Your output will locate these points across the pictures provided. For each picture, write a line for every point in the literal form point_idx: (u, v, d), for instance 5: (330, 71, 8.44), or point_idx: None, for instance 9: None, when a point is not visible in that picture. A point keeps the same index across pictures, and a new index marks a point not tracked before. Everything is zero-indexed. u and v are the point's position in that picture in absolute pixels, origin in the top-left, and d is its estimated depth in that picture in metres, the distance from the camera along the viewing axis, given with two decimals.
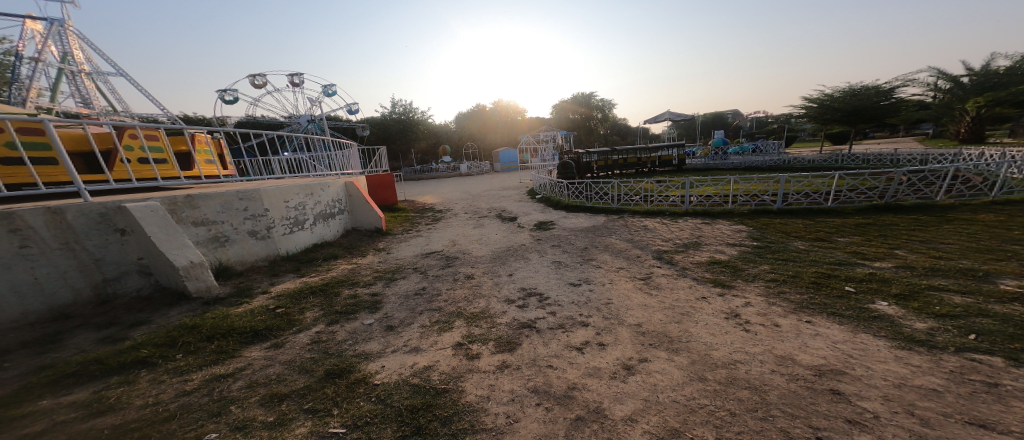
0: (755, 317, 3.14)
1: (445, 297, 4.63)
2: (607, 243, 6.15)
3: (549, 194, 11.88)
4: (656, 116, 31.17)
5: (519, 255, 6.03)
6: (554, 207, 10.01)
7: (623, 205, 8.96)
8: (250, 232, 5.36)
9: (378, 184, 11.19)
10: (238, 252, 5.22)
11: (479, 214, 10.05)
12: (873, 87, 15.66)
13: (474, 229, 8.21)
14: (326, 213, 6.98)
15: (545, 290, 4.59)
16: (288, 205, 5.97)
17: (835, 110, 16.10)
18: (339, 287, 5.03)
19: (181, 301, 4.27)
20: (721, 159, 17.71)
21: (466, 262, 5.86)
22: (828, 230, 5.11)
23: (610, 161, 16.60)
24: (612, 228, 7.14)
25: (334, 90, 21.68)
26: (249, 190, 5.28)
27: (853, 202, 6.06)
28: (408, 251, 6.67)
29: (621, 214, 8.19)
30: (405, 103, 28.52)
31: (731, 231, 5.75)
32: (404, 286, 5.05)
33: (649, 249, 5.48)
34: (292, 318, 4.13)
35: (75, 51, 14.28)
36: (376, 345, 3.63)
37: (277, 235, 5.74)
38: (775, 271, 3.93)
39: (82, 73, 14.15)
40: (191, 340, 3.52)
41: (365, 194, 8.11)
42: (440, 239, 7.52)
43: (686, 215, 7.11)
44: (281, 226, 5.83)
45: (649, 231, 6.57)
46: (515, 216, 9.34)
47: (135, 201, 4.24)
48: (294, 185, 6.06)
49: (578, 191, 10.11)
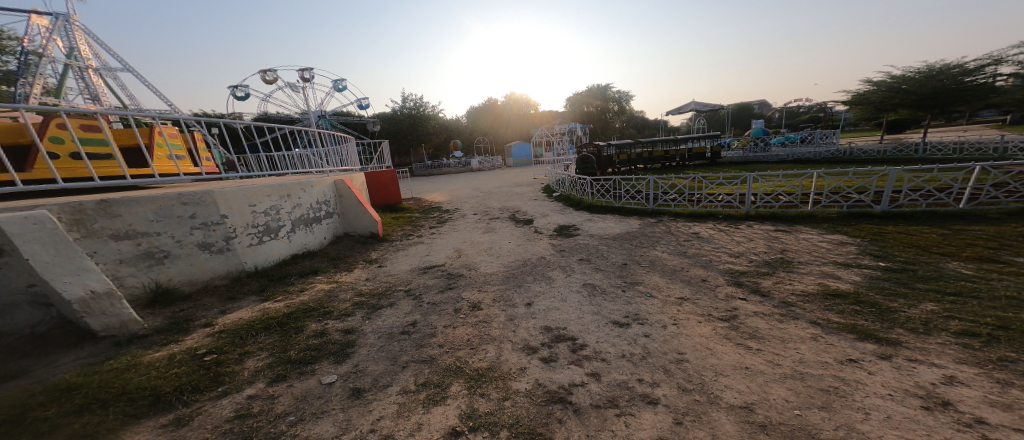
0: (989, 413, 1.75)
1: (441, 341, 3.37)
2: (654, 258, 4.74)
3: (568, 192, 10.46)
4: (680, 106, 28.78)
5: (539, 273, 4.70)
6: (576, 208, 8.63)
7: (661, 205, 7.41)
8: (201, 245, 4.13)
9: (380, 181, 10.00)
10: (185, 269, 4.04)
11: (490, 216, 8.75)
12: (951, 67, 13.48)
13: (483, 234, 6.94)
14: (308, 218, 5.72)
15: (578, 333, 3.29)
16: (256, 210, 4.67)
17: (907, 93, 13.97)
18: (305, 319, 3.83)
19: (82, 342, 3.15)
20: (761, 152, 15.83)
21: (472, 283, 4.58)
22: (988, 245, 3.59)
23: (634, 155, 15.07)
24: (654, 236, 5.73)
25: (343, 84, 21.00)
26: (198, 192, 4.03)
27: (1000, 204, 4.50)
28: (402, 265, 5.44)
29: (660, 217, 6.74)
30: (416, 98, 27.48)
31: (828, 243, 4.24)
32: (389, 320, 3.83)
33: (715, 269, 4.05)
34: (223, 372, 2.96)
35: (82, 47, 13.63)
36: (332, 426, 2.43)
37: (241, 247, 4.51)
38: (957, 316, 2.48)
39: (89, 69, 13.53)
40: (53, 414, 2.38)
41: (359, 195, 6.91)
42: (443, 248, 6.26)
43: (748, 220, 5.62)
44: (247, 236, 4.58)
45: (704, 240, 5.15)
46: (531, 218, 8.00)
47: (15, 211, 3.06)
48: (263, 186, 4.77)
49: (604, 189, 8.68)
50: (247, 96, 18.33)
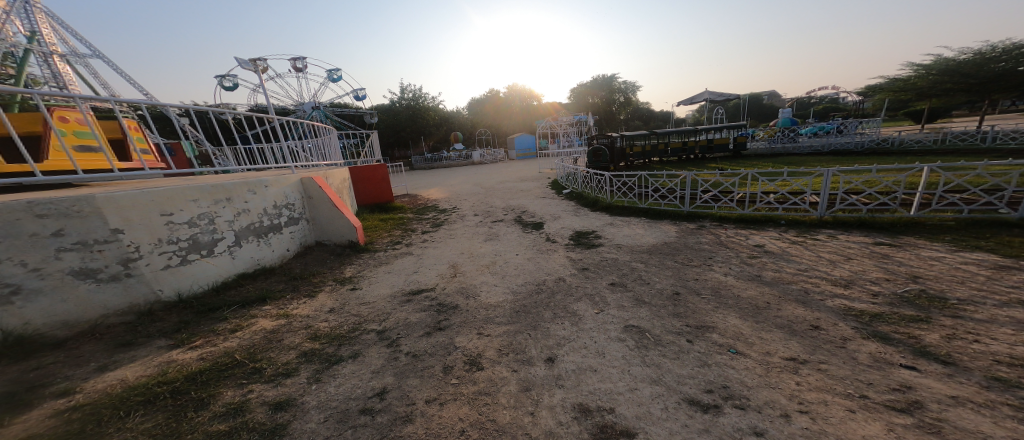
0: None
1: (423, 431, 2.15)
2: (716, 283, 3.45)
3: (581, 188, 9.17)
4: (693, 96, 27.23)
5: (559, 307, 3.45)
6: (592, 209, 7.37)
7: (699, 207, 6.10)
8: (77, 273, 2.86)
9: (366, 178, 8.73)
10: (53, 308, 2.79)
11: (493, 218, 7.46)
12: (1017, 47, 12.17)
13: (485, 243, 5.69)
14: (267, 227, 4.33)
15: (635, 423, 2.05)
16: (172, 221, 3.33)
17: (963, 77, 12.58)
18: (225, 381, 2.60)
19: None
20: (790, 143, 14.48)
21: (468, 321, 3.33)
22: None
23: (649, 147, 13.77)
24: (703, 249, 4.45)
25: (339, 74, 19.70)
26: (65, 198, 2.79)
27: None
28: (382, 287, 4.21)
29: (702, 223, 5.45)
30: (415, 89, 26.11)
31: (978, 267, 2.99)
32: (349, 384, 2.61)
33: (822, 304, 2.76)
34: None
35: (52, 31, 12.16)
36: None
37: (151, 270, 3.20)
38: None
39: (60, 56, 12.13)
40: None
41: (334, 196, 5.45)
42: (437, 261, 5.01)
43: (829, 230, 4.35)
44: (160, 255, 3.26)
45: (776, 256, 3.86)
46: (540, 222, 6.72)
47: None
48: (183, 187, 3.41)
49: (625, 187, 7.41)
50: (235, 87, 17.04)
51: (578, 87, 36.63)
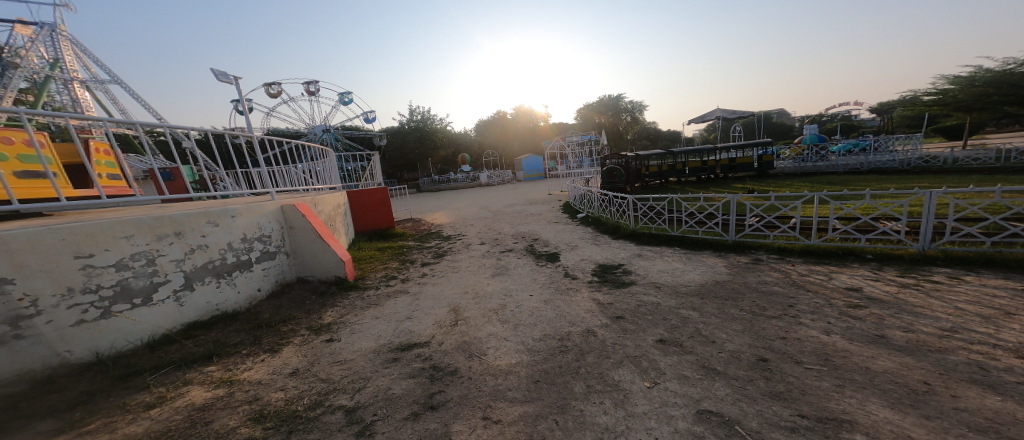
0: None
1: None
2: (819, 345, 2.45)
3: (597, 212, 8.30)
4: (705, 114, 26.60)
5: (596, 376, 2.48)
6: (613, 236, 6.49)
7: (745, 235, 5.16)
8: None
9: (365, 203, 8.03)
10: None
11: (500, 247, 6.59)
12: None
13: (490, 279, 4.77)
14: (230, 265, 3.63)
15: None
16: (91, 264, 2.69)
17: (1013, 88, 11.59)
18: None
19: None
20: (822, 161, 13.51)
21: (472, 396, 2.39)
22: None
23: (665, 165, 12.99)
24: (775, 291, 3.44)
25: (349, 96, 19.75)
26: None
27: None
28: (363, 339, 3.32)
29: (759, 255, 4.45)
30: (424, 111, 26.15)
31: None
32: None
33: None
34: None
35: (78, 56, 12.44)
36: None
37: (54, 329, 2.51)
38: None
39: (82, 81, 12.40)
40: None
41: (318, 224, 4.68)
42: (433, 302, 4.11)
43: (945, 268, 3.32)
44: (70, 309, 2.58)
45: (888, 303, 2.85)
46: (555, 252, 5.80)
47: None
48: (110, 221, 2.80)
49: (651, 211, 6.53)
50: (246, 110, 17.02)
51: (586, 108, 36.54)
